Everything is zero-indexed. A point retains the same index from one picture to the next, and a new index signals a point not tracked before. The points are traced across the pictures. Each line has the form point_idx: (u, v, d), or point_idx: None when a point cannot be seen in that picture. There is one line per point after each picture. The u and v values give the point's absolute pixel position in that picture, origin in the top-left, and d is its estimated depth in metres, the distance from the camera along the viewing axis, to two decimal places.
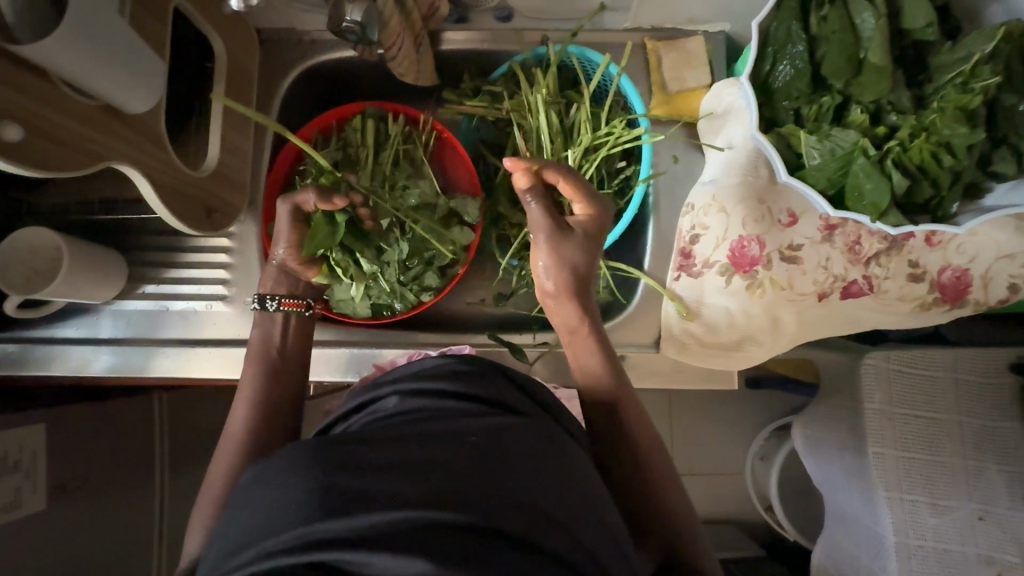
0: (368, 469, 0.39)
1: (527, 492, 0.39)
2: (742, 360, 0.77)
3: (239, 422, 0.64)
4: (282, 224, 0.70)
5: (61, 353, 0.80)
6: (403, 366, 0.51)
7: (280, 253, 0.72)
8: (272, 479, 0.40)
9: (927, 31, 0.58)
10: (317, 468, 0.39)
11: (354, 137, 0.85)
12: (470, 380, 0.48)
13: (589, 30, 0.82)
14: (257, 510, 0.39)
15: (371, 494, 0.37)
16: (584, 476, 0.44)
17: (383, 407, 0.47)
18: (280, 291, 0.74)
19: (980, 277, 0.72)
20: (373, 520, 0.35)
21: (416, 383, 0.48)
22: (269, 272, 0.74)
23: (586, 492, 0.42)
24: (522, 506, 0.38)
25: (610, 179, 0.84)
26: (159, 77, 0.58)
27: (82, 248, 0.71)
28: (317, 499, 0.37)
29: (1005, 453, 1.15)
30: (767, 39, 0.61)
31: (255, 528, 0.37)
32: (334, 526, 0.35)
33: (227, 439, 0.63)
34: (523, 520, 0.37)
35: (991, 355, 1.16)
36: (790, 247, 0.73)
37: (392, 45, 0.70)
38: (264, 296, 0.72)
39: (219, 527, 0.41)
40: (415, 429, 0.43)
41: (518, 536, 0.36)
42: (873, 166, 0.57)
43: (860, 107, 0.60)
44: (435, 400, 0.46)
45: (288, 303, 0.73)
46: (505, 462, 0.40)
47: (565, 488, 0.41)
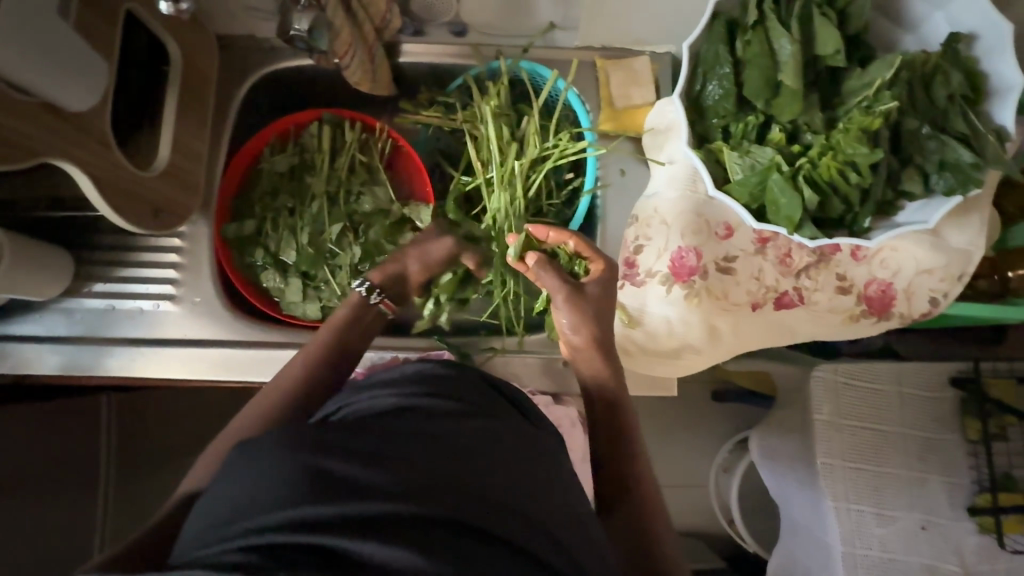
0: (355, 453, 0.40)
1: (497, 488, 0.40)
2: (682, 367, 0.80)
3: (285, 381, 0.60)
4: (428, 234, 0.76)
5: (3, 350, 0.79)
6: (386, 370, 0.53)
7: (409, 264, 0.74)
8: (262, 453, 0.40)
9: (837, 57, 0.62)
10: (305, 447, 0.40)
11: (310, 143, 0.87)
12: (454, 386, 0.50)
13: (541, 47, 0.85)
14: (243, 484, 0.39)
15: (361, 483, 0.38)
16: (520, 459, 0.45)
17: (376, 404, 0.49)
18: (388, 289, 0.72)
19: (903, 290, 0.76)
20: (362, 509, 0.36)
21: (408, 385, 0.49)
22: (387, 268, 0.72)
23: (516, 473, 0.43)
24: (502, 504, 0.39)
25: (559, 190, 0.87)
26: (104, 77, 0.59)
27: (26, 243, 0.71)
28: (307, 483, 0.38)
29: (947, 465, 1.19)
30: (697, 60, 0.65)
31: (243, 503, 0.38)
32: (324, 511, 0.36)
33: (269, 390, 0.60)
34: (482, 511, 0.38)
35: (934, 370, 1.20)
36: (725, 258, 0.77)
37: (344, 54, 0.72)
38: (373, 288, 0.69)
39: (199, 508, 0.41)
40: (402, 421, 0.44)
41: (494, 528, 0.37)
42: (786, 181, 0.60)
43: (779, 126, 0.63)
44: (429, 400, 0.48)
45: (388, 304, 0.71)
46: (493, 466, 0.42)
47: (511, 478, 0.42)
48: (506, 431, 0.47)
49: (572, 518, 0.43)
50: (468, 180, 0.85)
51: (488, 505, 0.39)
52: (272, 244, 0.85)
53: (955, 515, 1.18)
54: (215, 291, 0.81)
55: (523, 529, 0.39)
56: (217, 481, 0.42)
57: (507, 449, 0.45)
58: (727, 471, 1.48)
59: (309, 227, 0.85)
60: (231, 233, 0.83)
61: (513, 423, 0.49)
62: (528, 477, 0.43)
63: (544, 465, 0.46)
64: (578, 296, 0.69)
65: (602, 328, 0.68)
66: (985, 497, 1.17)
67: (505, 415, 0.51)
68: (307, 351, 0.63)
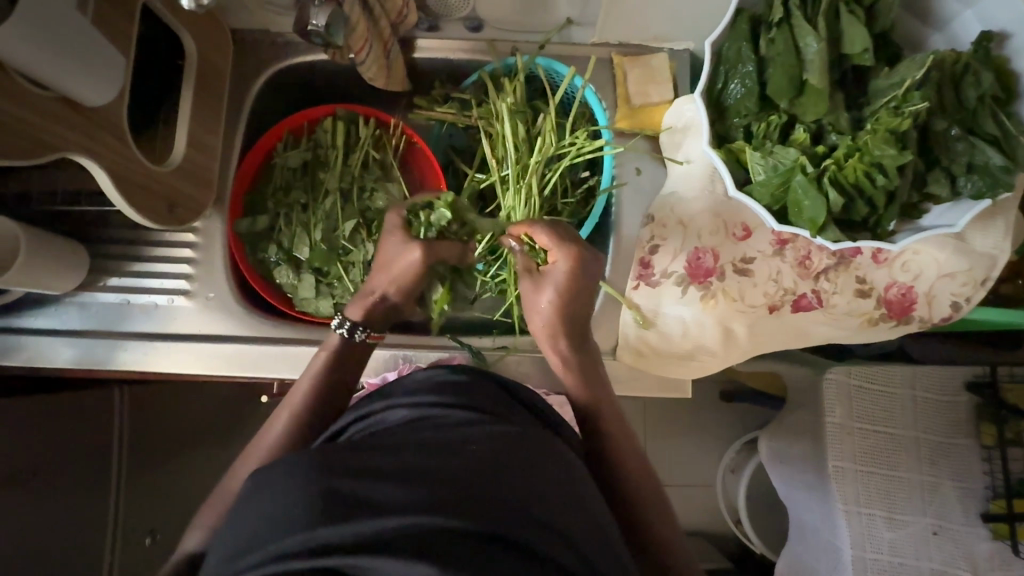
0: (368, 474, 0.40)
1: (518, 496, 0.40)
2: (696, 369, 0.79)
3: (274, 433, 0.61)
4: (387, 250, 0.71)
5: (19, 343, 0.79)
6: (398, 379, 0.53)
7: (385, 291, 0.71)
8: (272, 481, 0.41)
9: (864, 56, 0.60)
10: (317, 471, 0.41)
11: (324, 138, 0.87)
12: (468, 394, 0.50)
13: (558, 43, 0.84)
14: (256, 513, 0.40)
15: (375, 502, 0.38)
16: (543, 463, 0.44)
17: (391, 417, 0.49)
18: (372, 322, 0.71)
19: (924, 294, 0.75)
20: (379, 526, 0.37)
21: (420, 396, 0.50)
22: (361, 299, 0.71)
23: (537, 480, 0.42)
24: (524, 513, 0.39)
25: (574, 189, 0.86)
26: (122, 72, 0.59)
27: (42, 237, 0.71)
28: (319, 505, 0.38)
29: (961, 470, 1.18)
30: (720, 58, 0.64)
31: (256, 533, 0.38)
32: (342, 532, 0.37)
33: (261, 442, 0.61)
34: (508, 520, 0.38)
35: (949, 374, 1.19)
36: (743, 260, 0.76)
37: (360, 49, 0.71)
38: (355, 326, 0.69)
39: (217, 536, 0.42)
40: (413, 437, 0.45)
41: (515, 537, 0.37)
42: (810, 183, 0.59)
43: (803, 126, 0.62)
44: (441, 410, 0.48)
45: (375, 335, 0.72)
46: (510, 473, 0.42)
47: (533, 485, 0.41)
48: (526, 435, 0.46)
49: (595, 519, 0.43)
50: (482, 178, 0.85)
51: (510, 514, 0.38)
52: (285, 240, 0.85)
53: (967, 521, 1.17)
54: (228, 286, 0.81)
55: (545, 536, 0.38)
56: (234, 507, 0.42)
57: (528, 454, 0.44)
58: (736, 471, 1.47)
59: (323, 223, 0.85)
60: (244, 228, 0.82)
61: (533, 428, 0.49)
62: (548, 482, 0.43)
63: (566, 469, 0.45)
64: (535, 282, 0.69)
65: (558, 319, 0.67)
66: (999, 503, 1.15)
67: (523, 421, 0.50)
68: (291, 398, 0.64)
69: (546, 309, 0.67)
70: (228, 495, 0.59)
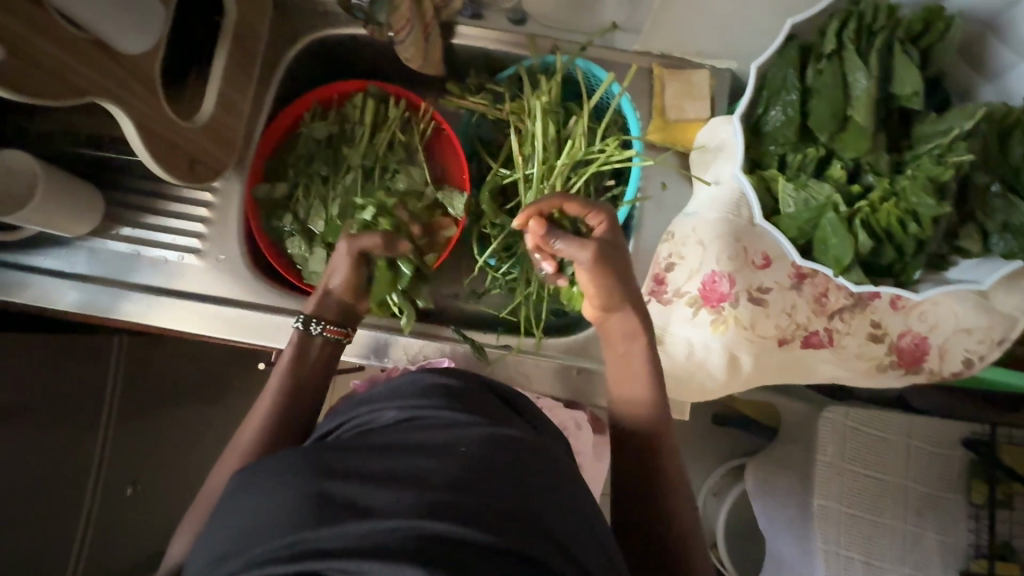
0: (358, 477, 0.41)
1: (506, 499, 0.39)
2: (698, 392, 0.79)
3: (251, 434, 0.64)
4: (341, 259, 0.71)
5: (24, 279, 0.79)
6: (388, 383, 0.54)
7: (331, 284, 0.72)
8: (261, 485, 0.42)
9: (915, 99, 0.59)
10: (305, 474, 0.42)
11: (352, 114, 0.86)
12: (459, 397, 0.50)
13: (600, 47, 0.83)
14: (245, 519, 0.41)
15: (367, 504, 0.39)
16: (529, 464, 0.44)
17: (382, 419, 0.50)
18: (325, 315, 0.72)
19: (937, 346, 0.74)
20: (368, 527, 0.37)
21: (410, 397, 0.50)
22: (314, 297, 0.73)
23: (521, 478, 0.42)
24: (517, 518, 0.38)
25: (598, 196, 0.85)
26: (162, 24, 0.57)
27: (60, 179, 0.71)
28: (307, 509, 0.39)
29: (946, 525, 1.17)
30: (764, 83, 0.63)
31: (243, 538, 0.40)
32: (328, 535, 0.37)
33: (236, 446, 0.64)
34: (497, 525, 0.37)
35: (947, 427, 1.18)
36: (759, 289, 0.74)
37: (401, 28, 0.72)
38: (310, 318, 0.70)
39: (207, 531, 0.44)
40: (405, 439, 0.45)
41: (509, 546, 0.36)
42: (842, 222, 0.57)
43: (841, 163, 0.60)
44: (433, 411, 0.48)
45: (332, 330, 0.72)
46: (505, 478, 0.41)
47: (521, 489, 0.41)
48: (516, 438, 0.46)
49: (577, 521, 0.42)
50: (506, 173, 0.84)
51: (495, 518, 0.38)
52: (300, 211, 0.84)
53: None
54: (240, 250, 0.81)
55: (534, 541, 0.38)
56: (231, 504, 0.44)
57: (516, 457, 0.43)
58: (717, 495, 1.46)
59: (340, 199, 0.84)
60: (261, 194, 0.82)
61: (525, 432, 0.48)
62: (534, 481, 0.42)
63: (550, 468, 0.45)
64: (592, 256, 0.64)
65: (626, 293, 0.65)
66: (981, 563, 1.14)
67: (514, 422, 0.50)
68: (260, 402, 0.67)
69: (620, 282, 0.64)
70: (214, 494, 0.63)
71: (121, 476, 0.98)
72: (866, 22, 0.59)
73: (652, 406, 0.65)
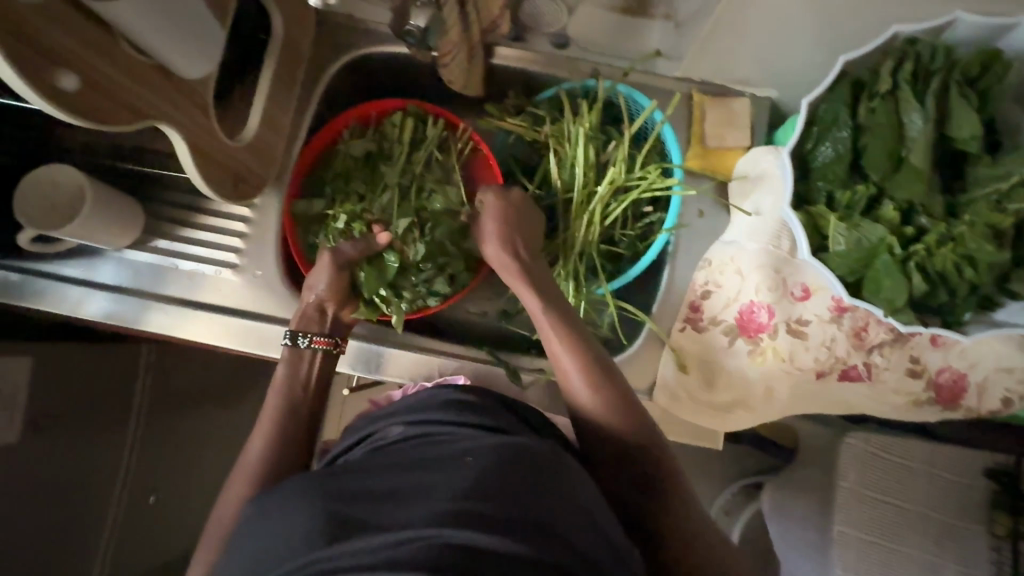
0: (368, 497, 0.42)
1: (516, 506, 0.39)
2: (732, 421, 0.78)
3: (256, 452, 0.67)
4: (323, 272, 0.77)
5: (56, 287, 0.79)
6: (399, 401, 0.56)
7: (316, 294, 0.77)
8: (278, 510, 0.43)
9: (971, 142, 0.60)
10: (319, 498, 0.43)
11: (391, 132, 0.86)
12: (465, 409, 0.51)
13: (641, 72, 0.82)
14: (266, 544, 0.41)
15: (375, 521, 0.39)
16: (544, 469, 0.44)
17: (386, 436, 0.52)
18: (312, 328, 0.76)
19: (976, 384, 0.73)
20: (375, 541, 0.37)
21: (417, 414, 0.52)
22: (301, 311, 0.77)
23: (534, 484, 0.42)
24: (525, 524, 0.39)
25: (634, 222, 0.85)
26: (221, 48, 0.57)
27: (104, 195, 0.71)
28: (321, 528, 0.39)
29: (969, 558, 1.15)
30: (813, 119, 0.64)
31: (265, 562, 0.40)
32: (341, 552, 0.37)
33: (240, 469, 0.66)
34: (510, 533, 0.37)
35: (970, 457, 1.17)
36: (798, 321, 0.74)
37: (446, 53, 0.71)
38: (297, 334, 0.75)
39: (227, 561, 0.44)
40: (412, 458, 0.46)
41: (518, 552, 0.37)
42: (895, 264, 0.58)
43: (893, 203, 0.60)
44: (438, 427, 0.49)
45: (318, 342, 0.75)
46: (512, 485, 0.41)
47: (534, 495, 0.41)
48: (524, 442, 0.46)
49: (596, 530, 0.42)
50: (543, 196, 0.85)
51: (504, 523, 0.38)
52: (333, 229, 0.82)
53: None
54: (277, 266, 0.81)
55: (545, 547, 0.38)
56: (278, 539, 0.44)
57: (524, 462, 0.43)
58: (730, 514, 1.45)
59: (377, 217, 0.84)
60: (300, 209, 0.82)
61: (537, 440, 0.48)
62: (545, 485, 0.42)
63: (566, 477, 0.45)
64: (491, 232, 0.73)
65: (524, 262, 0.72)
66: None
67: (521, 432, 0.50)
68: (261, 424, 0.70)
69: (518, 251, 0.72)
70: (227, 519, 0.63)
71: (141, 485, 0.94)
72: (923, 64, 0.61)
73: (608, 411, 0.62)
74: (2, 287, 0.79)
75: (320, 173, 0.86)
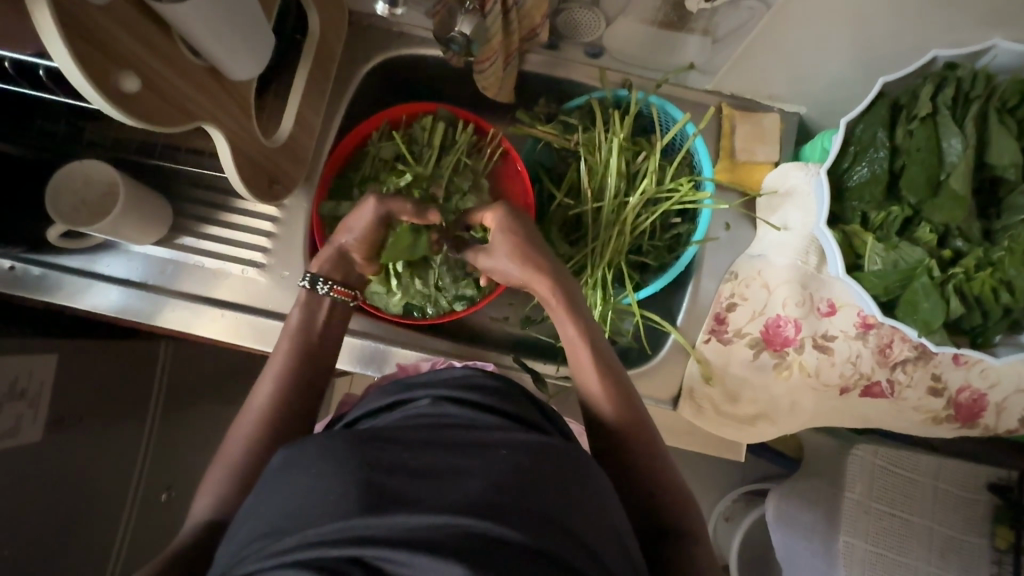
0: (401, 471, 0.40)
1: (552, 508, 0.39)
2: (753, 434, 0.79)
3: (266, 396, 0.65)
4: (361, 220, 0.70)
5: (76, 280, 0.78)
6: (431, 372, 0.54)
7: (342, 242, 0.72)
8: (306, 467, 0.41)
9: (1009, 169, 0.63)
10: (355, 460, 0.41)
11: (420, 135, 0.85)
12: (498, 397, 0.50)
13: (672, 84, 0.83)
14: (292, 500, 0.40)
15: (409, 496, 0.38)
16: (578, 472, 0.43)
17: (415, 407, 0.50)
18: (334, 275, 0.74)
19: (995, 404, 0.74)
20: (412, 522, 0.36)
21: (449, 390, 0.50)
22: (326, 253, 0.73)
23: (569, 488, 0.41)
24: (554, 523, 0.38)
25: (662, 233, 0.86)
26: (268, 50, 0.57)
27: (134, 191, 0.71)
28: (355, 496, 0.38)
29: (968, 570, 1.16)
30: (851, 139, 0.66)
31: (293, 517, 0.38)
32: (376, 525, 0.36)
33: (248, 409, 0.65)
34: (548, 536, 0.37)
35: (974, 471, 1.19)
36: (824, 336, 0.74)
37: (485, 60, 0.71)
38: (317, 277, 0.72)
39: (249, 505, 0.43)
40: (443, 436, 0.45)
41: (546, 550, 0.36)
42: (934, 287, 0.62)
43: (930, 226, 0.65)
44: (469, 412, 0.48)
45: (338, 291, 0.73)
46: (544, 482, 0.41)
47: (569, 499, 0.40)
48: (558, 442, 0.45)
49: (622, 543, 0.42)
50: (572, 204, 0.85)
51: (538, 522, 0.37)
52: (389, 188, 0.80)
53: None
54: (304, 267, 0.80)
55: (570, 547, 0.37)
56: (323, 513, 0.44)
57: (558, 462, 0.43)
58: (731, 520, 1.46)
59: None
60: (327, 212, 0.80)
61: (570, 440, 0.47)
62: (579, 486, 0.42)
63: (600, 485, 0.44)
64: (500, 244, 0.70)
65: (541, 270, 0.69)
66: None
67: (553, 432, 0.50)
68: (273, 363, 0.68)
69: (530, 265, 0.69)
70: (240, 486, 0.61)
71: (157, 480, 0.94)
72: (964, 90, 0.63)
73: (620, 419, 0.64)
74: (23, 281, 0.77)
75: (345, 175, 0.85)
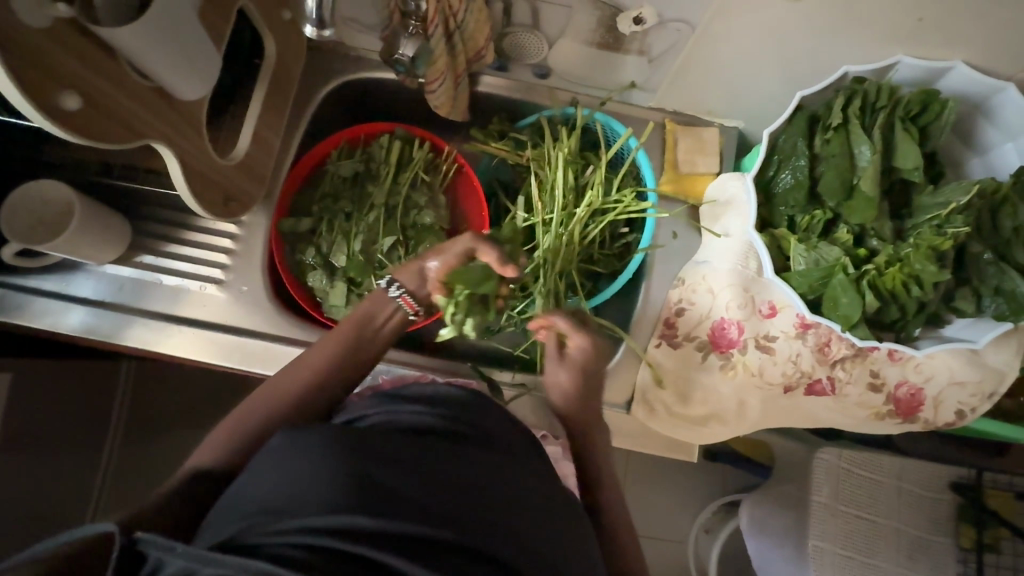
0: (396, 471, 0.41)
1: (511, 524, 0.42)
2: (707, 435, 0.81)
3: (307, 371, 0.60)
4: (454, 244, 0.66)
5: (31, 300, 0.79)
6: (425, 384, 0.54)
7: (430, 262, 0.67)
8: (308, 453, 0.41)
9: (915, 172, 0.71)
10: (353, 455, 0.41)
11: (378, 153, 0.88)
12: (477, 412, 0.52)
13: (617, 101, 0.87)
14: (290, 481, 0.40)
15: (400, 501, 0.40)
16: (519, 478, 0.46)
17: (406, 410, 0.50)
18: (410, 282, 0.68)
19: (932, 397, 0.77)
20: (400, 529, 0.38)
21: (437, 403, 0.51)
22: (412, 262, 0.68)
23: (506, 488, 0.44)
24: (504, 534, 0.41)
25: (611, 242, 0.90)
26: (215, 72, 0.60)
27: (90, 210, 0.73)
28: (351, 491, 0.39)
29: (935, 570, 1.18)
30: (775, 148, 0.73)
31: (289, 501, 0.39)
32: (371, 524, 0.38)
33: (285, 374, 0.60)
34: (491, 541, 0.40)
35: (935, 472, 1.22)
36: (766, 337, 0.77)
37: (434, 79, 0.75)
38: (394, 279, 0.67)
39: (239, 480, 0.43)
40: (440, 442, 0.45)
41: (501, 562, 0.39)
42: (849, 283, 0.68)
43: (846, 227, 0.71)
44: (457, 424, 0.49)
45: (406, 300, 0.67)
46: (512, 502, 0.44)
47: (509, 503, 0.43)
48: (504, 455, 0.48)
49: (548, 535, 0.43)
50: (524, 217, 0.87)
51: (496, 535, 0.40)
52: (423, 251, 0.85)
53: None
54: (262, 283, 0.82)
55: (505, 548, 0.40)
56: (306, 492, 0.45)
57: (511, 476, 0.46)
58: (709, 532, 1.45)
59: (364, 235, 0.86)
60: (287, 228, 0.84)
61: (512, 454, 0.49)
62: (522, 495, 0.45)
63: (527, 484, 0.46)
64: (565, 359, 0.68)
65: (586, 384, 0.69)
66: None
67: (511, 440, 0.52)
68: (323, 346, 0.62)
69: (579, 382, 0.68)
70: None
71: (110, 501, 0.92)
72: (870, 101, 0.70)
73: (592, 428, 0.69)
74: None
75: (307, 192, 0.88)
